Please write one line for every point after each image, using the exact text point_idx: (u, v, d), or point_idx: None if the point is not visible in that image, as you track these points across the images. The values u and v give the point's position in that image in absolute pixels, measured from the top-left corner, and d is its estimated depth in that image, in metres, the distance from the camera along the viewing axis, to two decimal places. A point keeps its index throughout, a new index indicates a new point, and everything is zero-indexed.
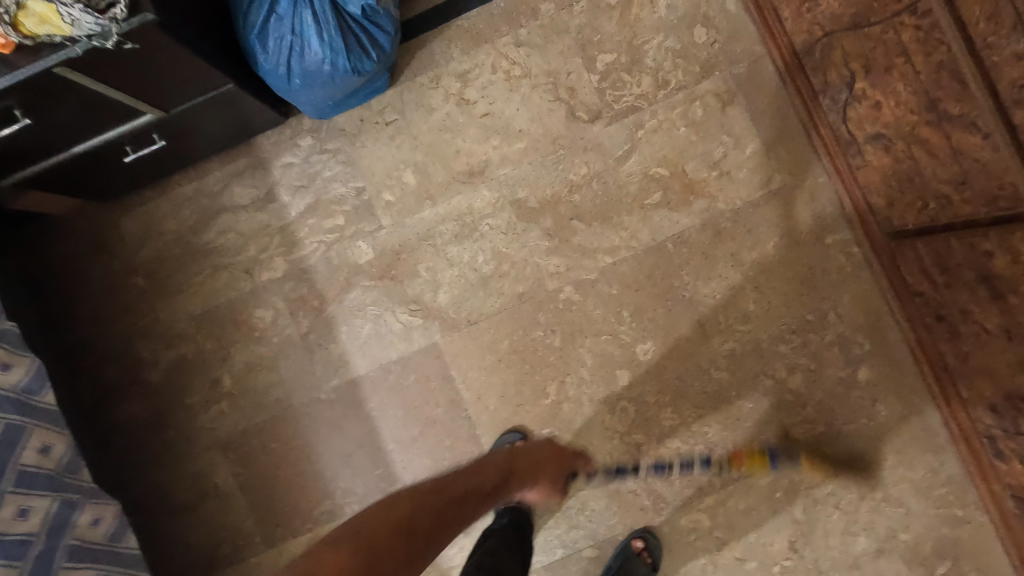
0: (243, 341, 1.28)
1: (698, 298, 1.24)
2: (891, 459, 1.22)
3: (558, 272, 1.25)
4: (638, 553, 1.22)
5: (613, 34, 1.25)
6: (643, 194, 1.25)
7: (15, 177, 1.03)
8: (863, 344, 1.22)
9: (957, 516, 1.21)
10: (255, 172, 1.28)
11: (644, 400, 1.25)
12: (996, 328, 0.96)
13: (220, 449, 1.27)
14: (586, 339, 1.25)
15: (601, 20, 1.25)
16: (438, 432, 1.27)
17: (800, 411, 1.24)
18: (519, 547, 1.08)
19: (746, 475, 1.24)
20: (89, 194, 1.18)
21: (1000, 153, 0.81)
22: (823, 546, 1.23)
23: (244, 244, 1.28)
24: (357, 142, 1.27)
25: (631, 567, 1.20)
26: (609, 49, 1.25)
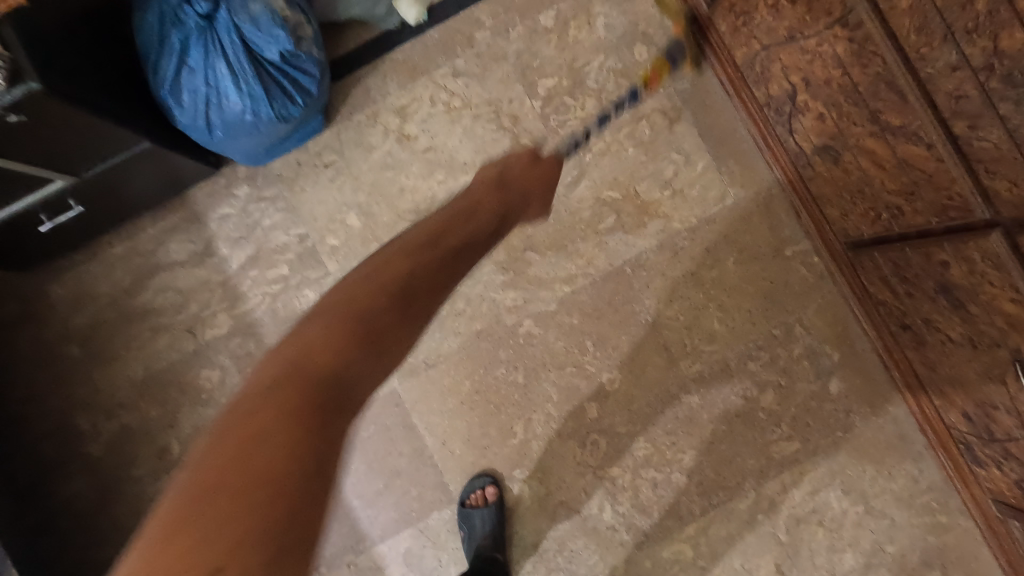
0: (191, 404, 1.21)
1: (662, 321, 1.21)
2: (871, 471, 1.19)
3: (515, 306, 1.21)
4: None
5: (553, 58, 1.22)
6: (596, 219, 1.21)
7: None
8: (832, 356, 1.19)
9: (942, 523, 1.18)
10: (190, 226, 1.21)
11: (615, 431, 1.20)
12: (960, 337, 0.93)
13: None
14: (550, 373, 1.21)
15: (539, 44, 1.22)
16: (403, 483, 1.21)
17: (775, 429, 1.20)
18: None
19: (725, 500, 1.20)
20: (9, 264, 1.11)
21: (944, 164, 0.79)
22: (810, 566, 1.19)
23: (184, 302, 1.21)
24: (296, 187, 1.21)
25: None
26: (550, 73, 1.22)
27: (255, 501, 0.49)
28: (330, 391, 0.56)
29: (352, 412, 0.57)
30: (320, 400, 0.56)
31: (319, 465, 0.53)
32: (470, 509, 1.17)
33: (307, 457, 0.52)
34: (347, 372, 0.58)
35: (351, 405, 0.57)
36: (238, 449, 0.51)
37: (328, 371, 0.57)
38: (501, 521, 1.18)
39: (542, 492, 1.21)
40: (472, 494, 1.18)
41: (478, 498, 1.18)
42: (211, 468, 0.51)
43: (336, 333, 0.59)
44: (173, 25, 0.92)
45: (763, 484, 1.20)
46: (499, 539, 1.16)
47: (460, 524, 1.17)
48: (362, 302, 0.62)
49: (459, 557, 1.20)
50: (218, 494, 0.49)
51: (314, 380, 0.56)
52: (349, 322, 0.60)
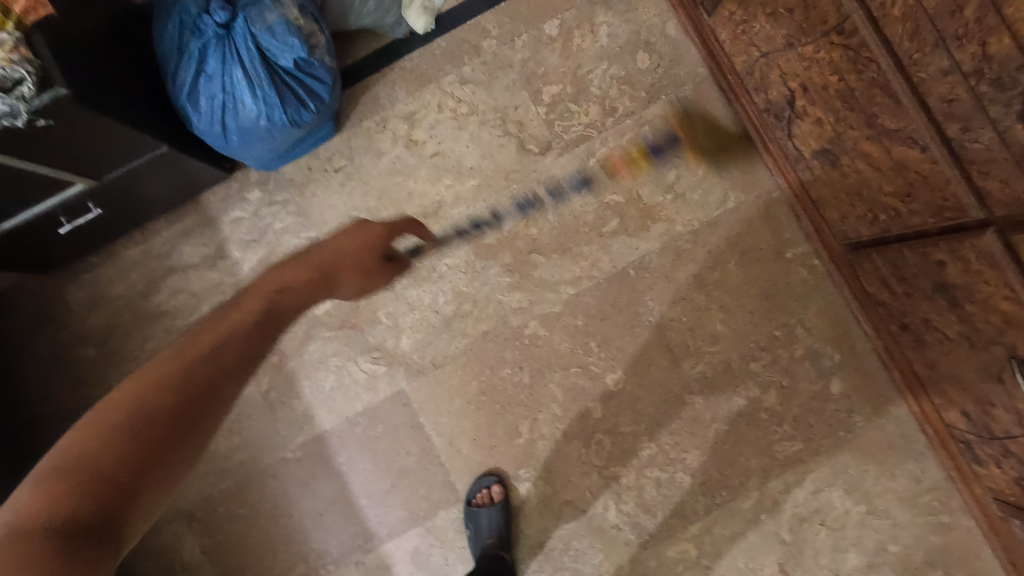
0: None
1: (665, 323, 1.23)
2: (873, 470, 1.21)
3: (521, 308, 1.23)
4: None
5: (557, 66, 1.25)
6: (600, 222, 1.24)
7: None
8: (834, 356, 1.21)
9: (945, 523, 1.19)
10: (203, 229, 1.24)
11: (619, 430, 1.22)
12: (958, 335, 0.95)
13: (185, 519, 1.22)
14: (555, 374, 1.23)
15: (544, 52, 1.25)
16: (410, 482, 1.22)
17: (777, 429, 1.22)
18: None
19: (729, 499, 1.21)
20: (29, 267, 1.14)
21: (938, 165, 0.81)
22: (814, 565, 1.20)
23: (197, 304, 1.24)
24: (307, 192, 1.24)
25: None
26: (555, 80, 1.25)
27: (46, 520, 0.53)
28: (138, 430, 0.58)
29: (172, 452, 0.59)
30: (126, 436, 0.57)
31: (71, 486, 0.54)
32: (476, 508, 1.18)
33: (95, 485, 0.55)
34: (150, 412, 0.59)
35: (165, 466, 0.58)
36: (45, 485, 0.55)
37: (139, 416, 0.59)
38: (507, 520, 1.19)
39: (547, 492, 1.22)
40: (478, 493, 1.20)
41: (484, 497, 1.20)
42: (30, 501, 0.54)
43: (146, 387, 0.61)
44: (193, 35, 0.96)
45: (766, 483, 1.21)
46: (505, 537, 1.18)
47: (467, 523, 1.19)
48: (195, 358, 0.64)
49: (466, 556, 1.21)
50: (25, 523, 0.53)
51: (135, 434, 0.58)
52: (163, 379, 0.62)
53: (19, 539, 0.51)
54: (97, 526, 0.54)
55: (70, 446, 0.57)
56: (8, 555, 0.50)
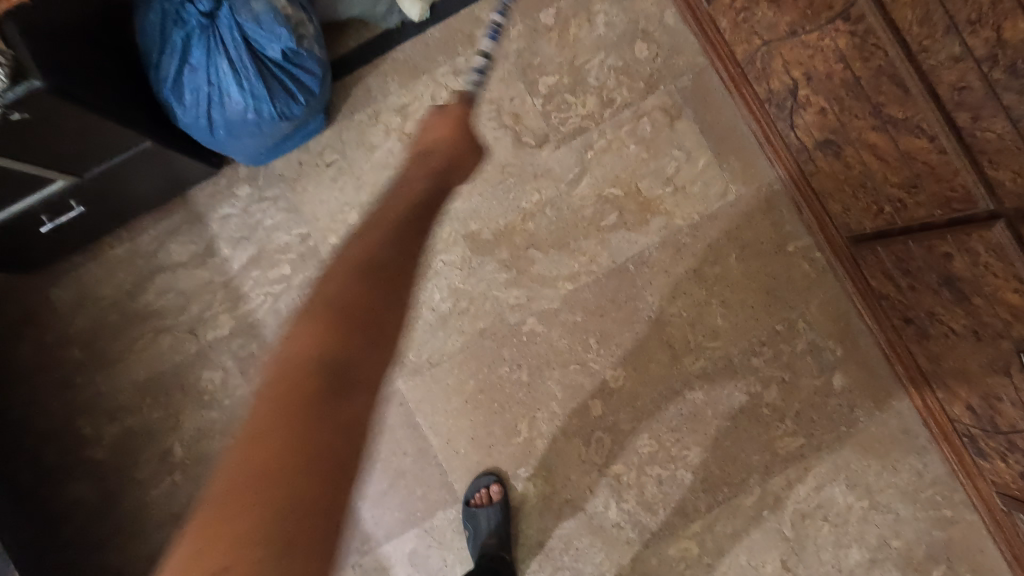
0: (193, 406, 1.20)
1: (665, 318, 1.21)
2: (875, 466, 1.19)
3: (519, 304, 1.21)
4: None
5: (553, 56, 1.22)
6: (599, 216, 1.21)
7: None
8: (835, 350, 1.20)
9: (948, 517, 1.18)
10: (191, 227, 1.21)
11: (619, 428, 1.20)
12: (964, 329, 0.93)
13: (177, 524, 1.20)
14: (554, 371, 1.21)
15: (539, 42, 1.22)
16: (408, 483, 1.20)
17: (779, 425, 1.20)
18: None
19: (731, 496, 1.20)
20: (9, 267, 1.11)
21: (947, 155, 0.79)
22: (816, 562, 1.19)
23: (186, 303, 1.21)
24: (297, 187, 1.21)
25: None
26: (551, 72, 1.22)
27: (283, 479, 0.47)
28: (330, 373, 0.51)
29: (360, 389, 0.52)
30: (318, 384, 0.50)
31: (289, 455, 0.47)
32: (475, 508, 1.17)
33: (311, 437, 0.48)
34: (329, 354, 0.52)
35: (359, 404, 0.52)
36: (244, 448, 0.48)
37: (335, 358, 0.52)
38: (506, 520, 1.17)
39: (547, 491, 1.20)
40: (477, 493, 1.18)
41: (483, 497, 1.18)
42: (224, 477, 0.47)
43: (313, 322, 0.53)
44: (176, 24, 0.92)
45: (768, 479, 1.20)
46: (504, 538, 1.16)
47: (465, 523, 1.17)
48: (349, 284, 0.56)
49: (465, 557, 1.19)
50: (224, 497, 0.47)
51: (307, 375, 0.51)
52: (326, 308, 0.54)
53: (229, 520, 0.46)
54: (294, 501, 0.46)
55: (261, 403, 0.50)
56: (227, 532, 0.45)
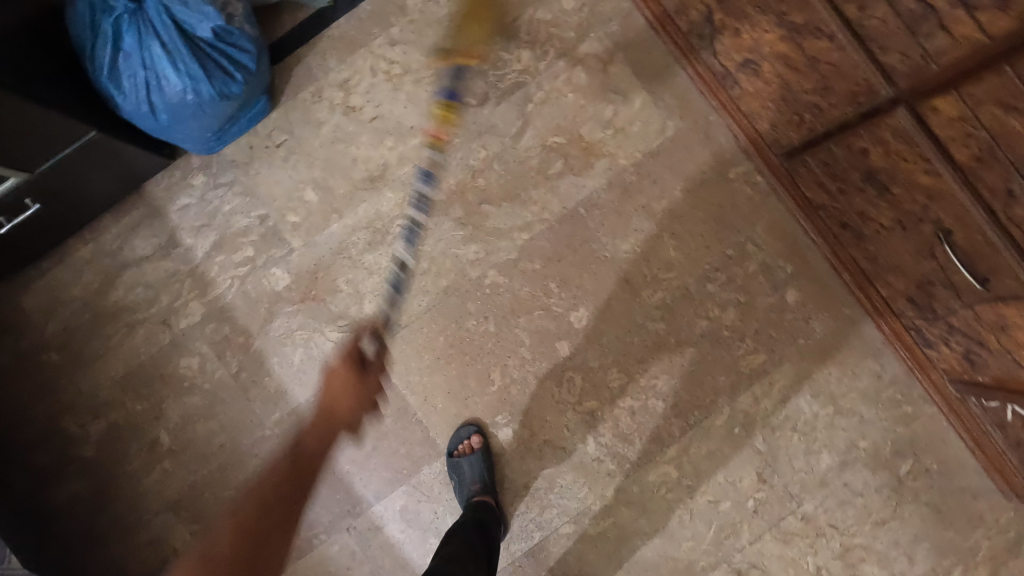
0: (174, 394, 1.24)
1: (620, 256, 1.25)
2: (835, 373, 1.26)
3: (478, 259, 1.25)
4: None
5: (476, 43, 1.24)
6: (546, 165, 1.25)
7: None
8: (786, 268, 1.25)
9: (909, 414, 1.25)
10: (152, 220, 1.24)
11: (589, 366, 1.25)
12: (891, 222, 0.98)
13: (172, 510, 1.23)
14: (520, 319, 1.25)
15: (462, 32, 1.24)
16: (391, 442, 1.24)
17: (740, 345, 1.25)
18: (479, 545, 1.06)
19: (702, 418, 1.25)
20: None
21: (846, 52, 0.85)
22: (790, 471, 1.25)
23: (155, 296, 1.24)
24: (251, 170, 1.24)
25: None
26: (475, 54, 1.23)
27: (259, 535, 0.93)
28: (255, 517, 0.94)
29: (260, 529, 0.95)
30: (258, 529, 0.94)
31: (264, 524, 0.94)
32: (459, 458, 1.21)
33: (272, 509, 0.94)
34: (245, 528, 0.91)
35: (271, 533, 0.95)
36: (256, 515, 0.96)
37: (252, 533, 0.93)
38: (490, 467, 1.22)
39: (526, 435, 1.25)
40: (460, 444, 1.23)
41: (465, 448, 1.22)
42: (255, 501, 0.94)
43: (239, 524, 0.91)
44: (104, 12, 0.95)
45: (735, 398, 1.25)
46: (488, 483, 1.20)
47: (451, 474, 1.21)
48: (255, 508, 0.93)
49: (455, 507, 1.24)
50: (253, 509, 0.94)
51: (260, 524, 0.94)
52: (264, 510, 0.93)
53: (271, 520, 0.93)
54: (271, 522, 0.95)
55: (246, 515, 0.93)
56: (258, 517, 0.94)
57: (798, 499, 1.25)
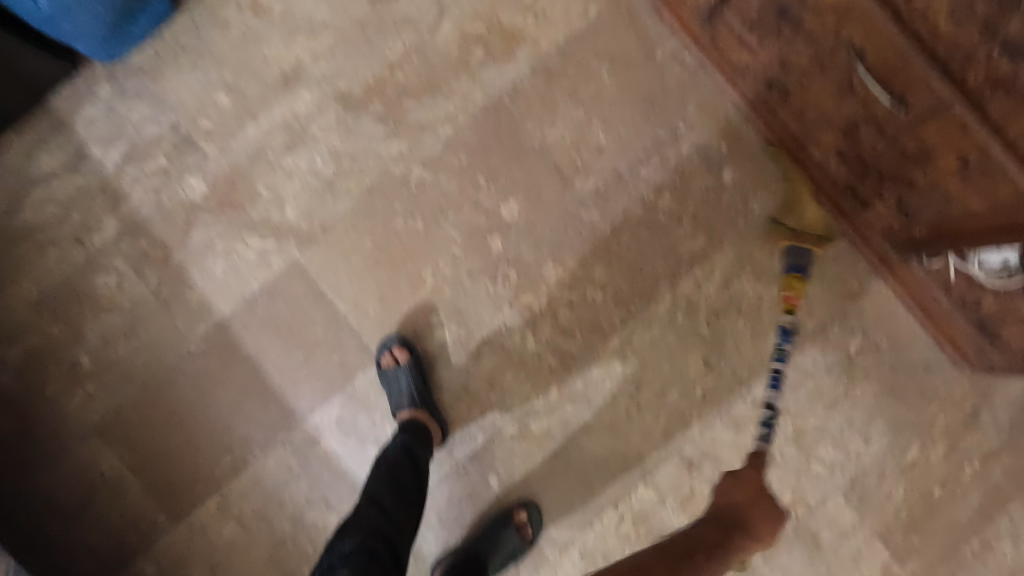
0: (93, 314, 1.19)
1: (549, 145, 1.21)
2: (778, 252, 1.21)
3: (401, 156, 1.20)
4: (518, 525, 1.17)
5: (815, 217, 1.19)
6: (466, 55, 1.21)
7: None
8: (720, 147, 1.21)
9: (855, 289, 1.21)
10: (58, 135, 1.18)
11: (523, 260, 1.21)
12: (810, 62, 0.95)
13: (97, 434, 1.18)
14: (449, 216, 1.20)
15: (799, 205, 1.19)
16: (323, 351, 1.19)
17: (679, 230, 1.21)
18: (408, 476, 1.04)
19: (643, 307, 1.21)
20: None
21: None
22: (737, 356, 1.22)
23: (66, 213, 1.18)
24: (158, 77, 1.19)
25: (505, 538, 1.15)
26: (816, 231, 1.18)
27: None
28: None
29: None
30: None
31: None
32: (385, 371, 1.16)
33: None
34: None
35: None
36: None
37: None
38: (420, 381, 1.17)
39: (463, 335, 1.20)
40: (383, 356, 1.17)
41: (388, 361, 1.17)
42: None
43: None
44: None
45: (676, 284, 1.21)
46: (418, 396, 1.15)
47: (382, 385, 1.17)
48: None
49: (387, 419, 1.19)
50: None
51: None
52: None
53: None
54: None
55: None
56: None
57: (747, 384, 1.22)
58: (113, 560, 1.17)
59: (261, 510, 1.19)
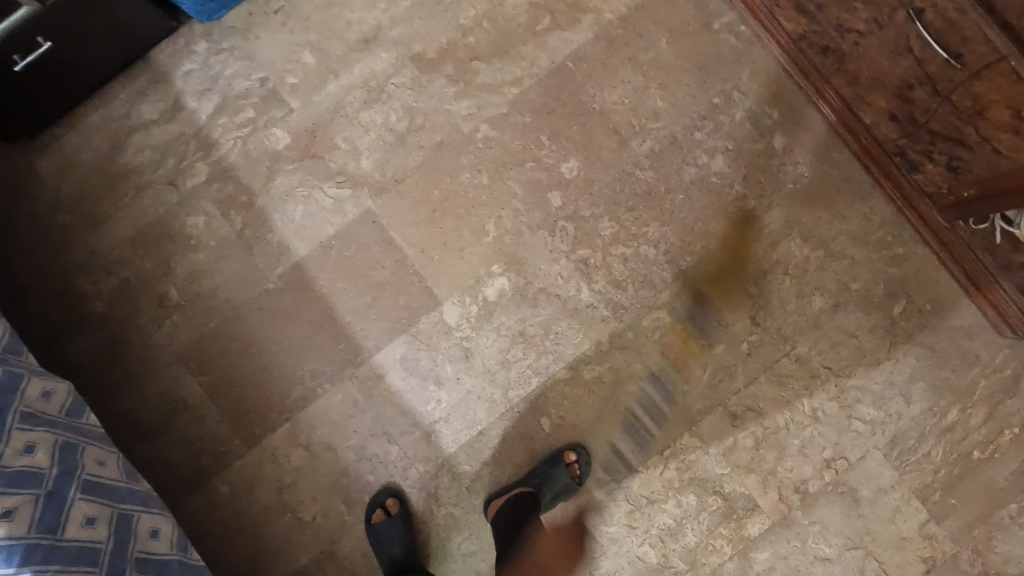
0: (182, 251, 1.29)
1: (609, 107, 1.28)
2: (825, 217, 1.27)
3: (470, 114, 1.29)
4: (568, 465, 1.23)
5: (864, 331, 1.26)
6: (533, 22, 1.29)
7: None
8: (772, 114, 1.27)
9: (899, 255, 1.26)
10: (159, 86, 1.30)
11: (581, 216, 1.28)
12: (867, 25, 1.01)
13: (181, 362, 1.28)
14: (512, 171, 1.28)
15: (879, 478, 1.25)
16: (390, 293, 1.28)
17: (729, 192, 1.28)
18: None
19: (694, 264, 1.27)
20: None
21: None
22: (783, 314, 1.27)
23: (162, 158, 1.29)
24: (251, 36, 1.30)
25: (555, 475, 1.22)
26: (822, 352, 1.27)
27: None
28: None
29: None
30: None
31: None
32: (376, 525, 1.23)
33: None
34: None
35: None
36: None
37: None
38: (409, 528, 1.24)
39: (522, 284, 1.27)
40: (375, 511, 1.25)
41: (381, 514, 1.24)
42: None
43: None
44: None
45: (727, 243, 1.27)
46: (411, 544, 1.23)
47: (372, 541, 1.24)
48: None
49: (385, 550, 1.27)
50: None
51: None
52: None
53: None
54: None
55: None
56: None
57: (792, 341, 1.27)
58: (190, 479, 1.27)
59: (327, 440, 1.27)
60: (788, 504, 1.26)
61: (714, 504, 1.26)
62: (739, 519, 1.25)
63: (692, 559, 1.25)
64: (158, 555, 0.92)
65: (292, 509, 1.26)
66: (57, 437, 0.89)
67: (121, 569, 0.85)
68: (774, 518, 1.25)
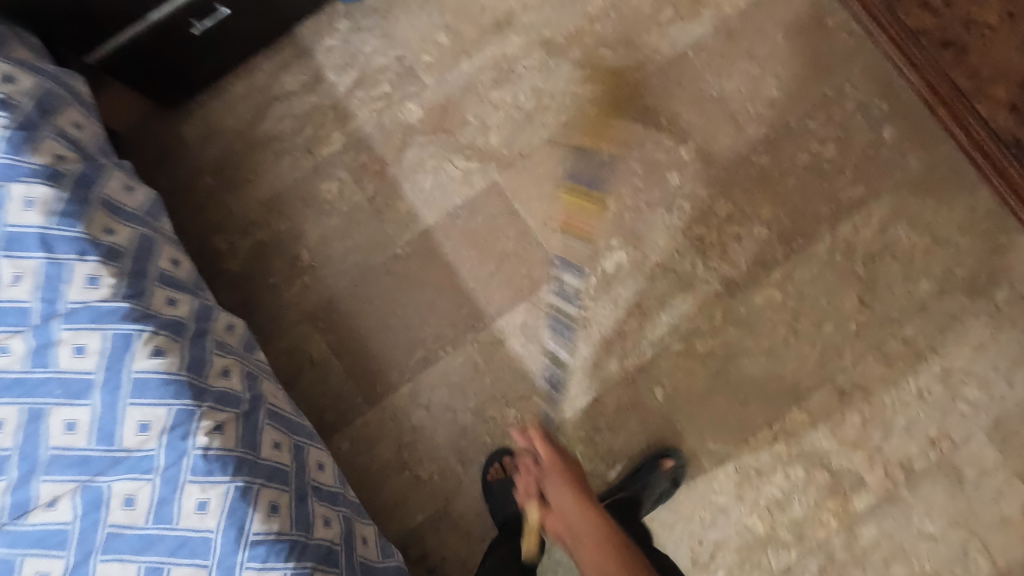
0: (315, 215, 1.35)
1: (726, 95, 1.35)
2: (932, 205, 1.32)
3: (594, 96, 1.36)
4: (665, 470, 1.26)
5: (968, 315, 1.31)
6: (657, 13, 1.37)
7: (106, 48, 1.13)
8: (882, 107, 1.34)
9: (1003, 244, 1.31)
10: (300, 60, 1.38)
11: (697, 195, 1.34)
12: None
13: (310, 320, 1.33)
14: (633, 152, 1.35)
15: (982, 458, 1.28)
16: (514, 262, 1.33)
17: (840, 178, 1.34)
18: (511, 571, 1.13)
19: (805, 246, 1.33)
20: (141, 86, 1.26)
21: None
22: (890, 297, 1.32)
23: (301, 127, 1.36)
24: (390, 17, 1.38)
25: (654, 482, 1.24)
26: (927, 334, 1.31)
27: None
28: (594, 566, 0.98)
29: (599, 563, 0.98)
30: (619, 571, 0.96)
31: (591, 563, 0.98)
32: (492, 481, 1.27)
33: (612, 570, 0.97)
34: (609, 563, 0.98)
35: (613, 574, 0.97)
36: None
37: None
38: None
39: (639, 258, 1.33)
40: (490, 469, 1.28)
41: (496, 472, 1.27)
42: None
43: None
44: None
45: (837, 227, 1.33)
46: None
47: (486, 497, 1.27)
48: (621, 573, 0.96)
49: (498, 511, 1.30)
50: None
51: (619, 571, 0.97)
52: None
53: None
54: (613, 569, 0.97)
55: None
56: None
57: (898, 322, 1.31)
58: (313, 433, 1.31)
59: (447, 401, 1.31)
60: (893, 481, 1.29)
61: (821, 478, 1.29)
62: (846, 494, 1.29)
63: (798, 531, 1.28)
64: (327, 484, 0.98)
65: (410, 467, 1.30)
66: (243, 366, 0.96)
67: (304, 491, 0.91)
68: (879, 494, 1.29)
